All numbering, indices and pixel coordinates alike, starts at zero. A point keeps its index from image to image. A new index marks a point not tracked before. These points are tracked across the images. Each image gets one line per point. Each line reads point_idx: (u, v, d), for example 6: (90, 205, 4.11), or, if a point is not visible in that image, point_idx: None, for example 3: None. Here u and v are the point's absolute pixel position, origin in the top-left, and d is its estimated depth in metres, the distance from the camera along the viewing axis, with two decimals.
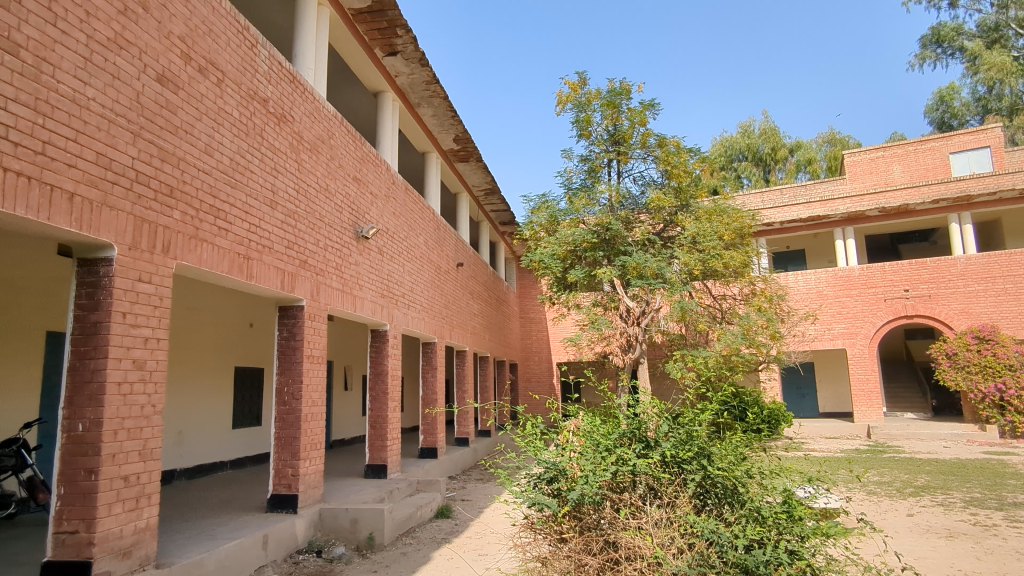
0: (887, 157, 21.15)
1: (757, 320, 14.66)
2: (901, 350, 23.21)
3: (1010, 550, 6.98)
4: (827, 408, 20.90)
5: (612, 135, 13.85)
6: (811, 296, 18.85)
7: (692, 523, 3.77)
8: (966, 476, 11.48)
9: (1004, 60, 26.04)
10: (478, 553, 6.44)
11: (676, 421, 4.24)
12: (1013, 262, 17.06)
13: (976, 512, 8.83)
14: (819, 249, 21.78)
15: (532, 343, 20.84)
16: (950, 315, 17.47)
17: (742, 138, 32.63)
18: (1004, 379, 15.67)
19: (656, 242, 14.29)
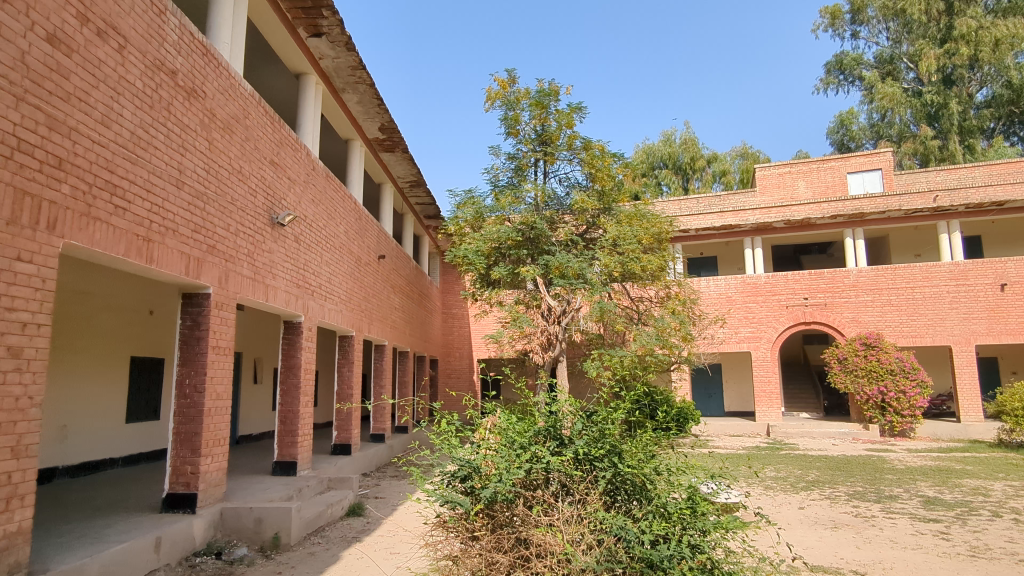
0: (794, 174, 22.62)
1: (670, 322, 15.23)
2: (799, 354, 24.88)
3: (885, 539, 7.62)
4: (732, 407, 22.08)
5: (540, 135, 13.98)
6: (721, 301, 19.86)
7: (602, 520, 3.84)
8: (850, 471, 12.46)
9: (894, 90, 28.42)
10: (389, 552, 6.29)
11: (590, 419, 4.29)
12: (898, 276, 18.61)
13: (858, 504, 9.60)
14: (730, 257, 22.96)
15: (453, 339, 20.74)
16: (842, 322, 18.88)
17: (663, 147, 33.95)
18: (886, 383, 17.14)
19: (578, 243, 14.59)
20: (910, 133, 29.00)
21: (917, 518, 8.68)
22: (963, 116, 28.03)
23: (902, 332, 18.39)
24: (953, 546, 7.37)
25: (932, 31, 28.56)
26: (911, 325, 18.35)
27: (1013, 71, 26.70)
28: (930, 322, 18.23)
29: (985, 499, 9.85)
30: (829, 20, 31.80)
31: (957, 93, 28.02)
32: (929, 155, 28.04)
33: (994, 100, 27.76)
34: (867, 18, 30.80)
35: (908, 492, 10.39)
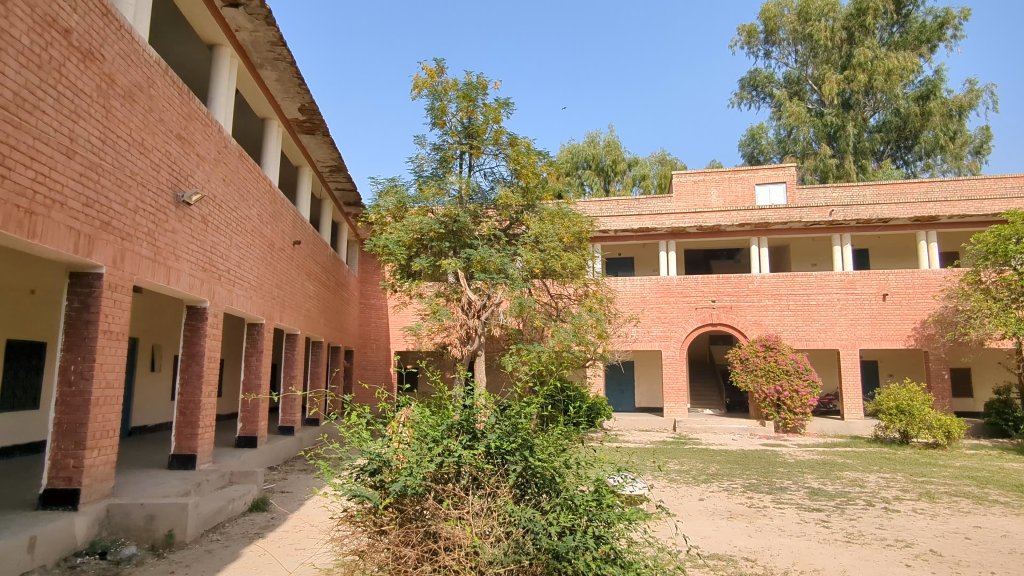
0: (707, 182, 23.77)
1: (587, 319, 15.58)
2: (705, 353, 26.21)
3: (774, 527, 8.18)
4: (642, 402, 22.97)
5: (466, 128, 13.91)
6: (635, 301, 20.59)
7: (511, 512, 3.89)
8: (746, 464, 13.29)
9: (799, 109, 30.44)
10: (293, 548, 6.07)
11: (504, 412, 4.31)
12: (796, 283, 19.97)
13: (752, 495, 10.25)
14: (646, 259, 23.83)
15: (370, 330, 20.31)
16: (745, 325, 20.04)
17: (588, 148, 34.72)
18: (782, 382, 18.37)
19: (501, 238, 14.65)
20: (812, 150, 31.13)
21: (803, 508, 9.38)
22: (858, 138, 30.38)
23: (797, 335, 19.77)
24: (832, 532, 8.02)
25: (834, 57, 30.76)
26: (805, 329, 19.75)
27: (902, 100, 29.23)
28: (822, 327, 19.68)
29: (861, 490, 10.78)
30: (745, 38, 33.59)
31: (853, 116, 30.36)
32: (828, 172, 30.25)
33: (885, 125, 30.20)
34: (779, 39, 32.79)
35: (796, 484, 11.22)
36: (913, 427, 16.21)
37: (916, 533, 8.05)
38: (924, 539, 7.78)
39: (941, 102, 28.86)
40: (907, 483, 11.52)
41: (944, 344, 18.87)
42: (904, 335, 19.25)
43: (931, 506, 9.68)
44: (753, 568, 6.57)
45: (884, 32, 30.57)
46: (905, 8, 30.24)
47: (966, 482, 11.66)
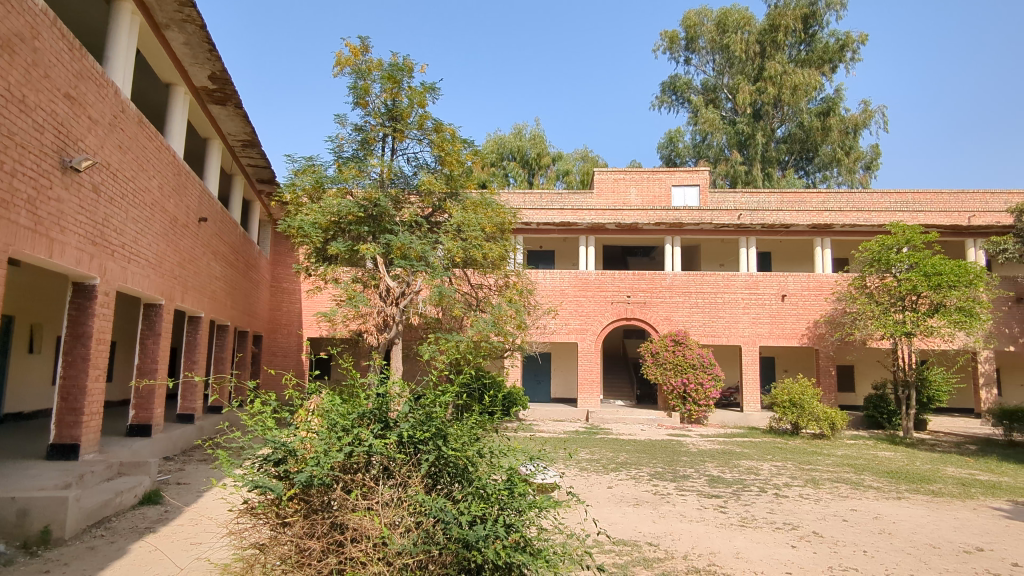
0: (627, 181, 24.50)
1: (507, 310, 15.62)
2: (619, 346, 27.09)
3: (676, 513, 8.58)
4: (557, 393, 23.45)
5: (390, 110, 13.56)
6: (554, 293, 20.93)
7: (421, 502, 3.82)
8: (653, 453, 13.86)
9: (713, 116, 31.92)
10: (188, 542, 5.72)
11: (418, 401, 4.20)
12: (704, 282, 20.98)
13: (657, 483, 10.71)
14: (566, 253, 24.27)
15: (281, 314, 19.47)
16: (657, 320, 20.85)
17: (513, 140, 34.85)
18: (688, 375, 19.25)
19: (422, 226, 14.44)
20: (724, 156, 32.78)
21: (703, 494, 9.90)
22: (766, 147, 32.19)
23: (703, 331, 20.79)
24: (728, 517, 8.51)
25: (747, 68, 32.43)
26: (711, 325, 20.81)
27: (805, 114, 31.23)
28: (727, 324, 20.80)
29: (755, 477, 11.54)
30: (668, 43, 34.77)
31: (763, 126, 32.13)
32: (737, 178, 31.97)
33: (790, 137, 32.19)
34: (698, 47, 34.16)
35: (697, 472, 11.84)
36: (803, 419, 17.49)
37: (801, 516, 8.68)
38: (808, 522, 8.41)
39: (839, 119, 31.01)
40: (796, 471, 12.41)
41: (832, 343, 20.44)
42: (799, 333, 20.66)
43: (815, 491, 10.47)
44: (656, 552, 6.86)
45: (793, 49, 32.51)
46: (812, 28, 32.22)
47: (846, 469, 12.69)
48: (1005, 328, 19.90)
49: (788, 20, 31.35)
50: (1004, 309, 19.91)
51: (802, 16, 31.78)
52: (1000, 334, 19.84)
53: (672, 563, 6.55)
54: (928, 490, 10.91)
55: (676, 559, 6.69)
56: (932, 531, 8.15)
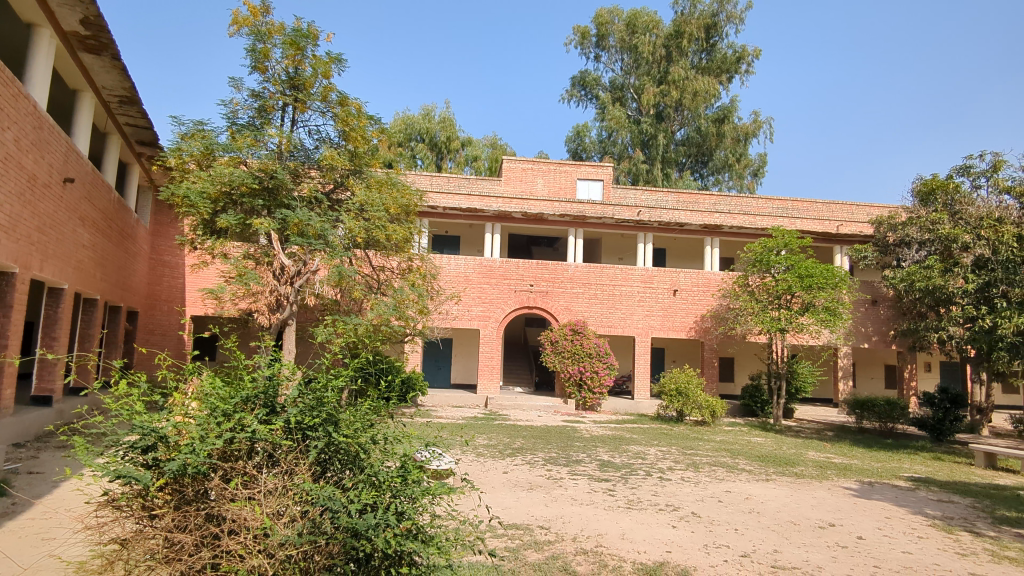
0: (534, 171, 24.80)
1: (409, 294, 15.27)
2: (520, 334, 27.50)
3: (567, 497, 8.83)
4: (457, 379, 23.45)
5: (291, 78, 12.82)
6: (458, 279, 20.83)
7: (307, 491, 3.62)
8: (548, 439, 14.20)
9: (619, 114, 32.95)
10: (37, 539, 5.13)
11: (310, 384, 3.94)
12: (604, 274, 21.67)
13: (551, 468, 10.98)
14: (471, 239, 24.22)
15: (160, 290, 18.01)
16: (557, 309, 21.33)
17: (422, 121, 34.20)
18: (584, 363, 19.86)
19: (322, 203, 13.81)
20: (627, 154, 33.96)
21: (593, 478, 10.27)
22: (666, 149, 33.69)
23: (600, 321, 21.53)
24: (615, 500, 8.88)
25: (653, 71, 33.73)
26: (608, 316, 21.58)
27: (702, 119, 32.94)
28: (623, 315, 21.65)
29: (642, 461, 12.13)
30: (579, 38, 35.42)
31: (664, 128, 33.58)
32: (638, 175, 33.30)
33: (688, 140, 33.86)
34: (608, 45, 35.04)
35: (589, 457, 12.26)
36: (687, 406, 18.60)
37: (682, 498, 9.23)
38: (687, 503, 8.95)
39: (732, 127, 32.96)
40: (678, 455, 13.18)
41: (716, 336, 21.83)
42: (687, 326, 21.88)
43: (695, 474, 11.17)
44: (546, 535, 7.03)
45: (694, 56, 34.14)
46: (712, 38, 33.91)
47: (722, 454, 13.63)
48: (862, 327, 22.16)
49: (692, 28, 32.87)
50: (862, 310, 22.16)
51: (704, 26, 33.39)
52: (857, 332, 22.08)
53: (561, 545, 6.73)
54: (791, 472, 11.95)
55: (566, 541, 6.88)
56: (793, 509, 8.94)
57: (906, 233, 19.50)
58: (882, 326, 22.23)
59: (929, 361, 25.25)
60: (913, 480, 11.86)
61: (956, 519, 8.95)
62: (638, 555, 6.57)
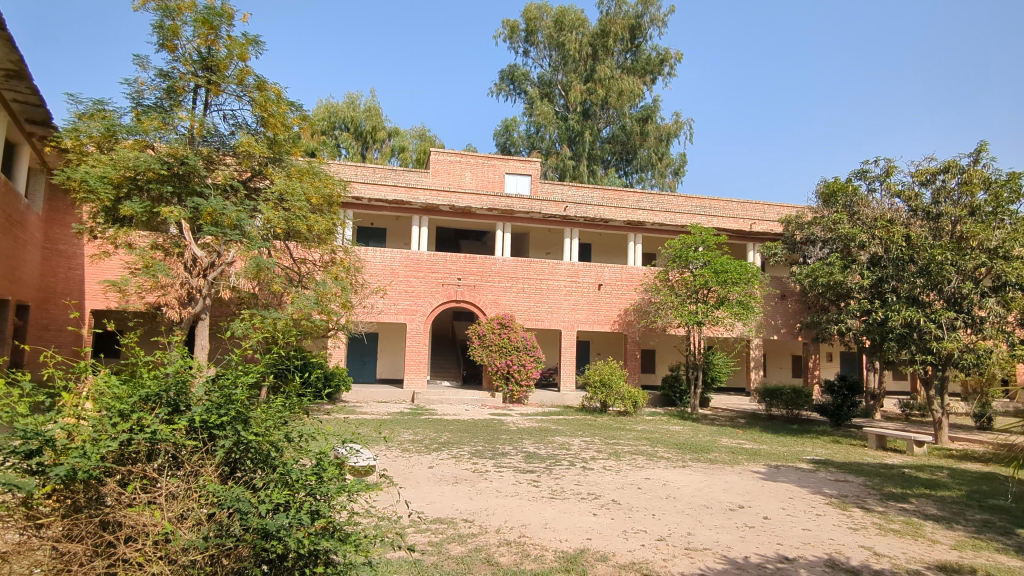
0: (462, 164, 24.68)
1: (332, 288, 14.85)
2: (448, 328, 27.39)
3: (492, 490, 8.88)
4: (383, 373, 23.08)
5: (203, 58, 12.14)
6: (384, 272, 20.44)
7: (214, 493, 3.46)
8: (474, 433, 14.22)
9: (547, 110, 33.30)
10: None
11: (218, 381, 3.76)
12: (531, 268, 21.88)
13: (476, 461, 11.01)
14: (397, 231, 23.85)
15: (55, 282, 16.64)
16: (485, 303, 21.38)
17: (346, 109, 33.28)
18: (512, 357, 20.01)
19: (239, 191, 13.21)
20: (555, 149, 34.42)
21: (518, 470, 10.39)
22: (592, 146, 34.39)
23: (527, 315, 21.76)
24: (539, 490, 9.02)
25: (580, 68, 34.30)
26: (535, 310, 21.85)
27: (627, 118, 33.81)
28: (549, 309, 21.98)
29: (566, 452, 12.38)
30: (508, 32, 35.48)
31: (590, 125, 34.26)
32: (565, 171, 33.81)
33: (613, 138, 34.68)
34: (537, 41, 35.33)
35: (515, 449, 12.37)
36: (610, 397, 19.13)
37: (603, 486, 9.49)
38: (608, 491, 9.22)
39: (655, 127, 34.02)
40: (601, 445, 13.54)
41: (638, 329, 22.55)
42: (611, 320, 22.46)
43: (616, 463, 11.52)
44: (470, 528, 7.05)
45: (620, 56, 34.95)
46: (637, 39, 34.80)
47: (643, 443, 14.12)
48: (771, 320, 23.51)
49: (617, 28, 33.66)
50: (771, 304, 23.51)
51: (629, 26, 34.23)
52: (768, 325, 23.39)
53: (485, 537, 6.77)
54: (706, 458, 12.54)
55: (490, 534, 6.92)
56: (706, 493, 9.39)
57: (811, 232, 20.87)
58: (790, 319, 23.65)
59: (831, 351, 27.14)
60: (814, 462, 12.74)
61: (850, 497, 9.69)
62: (559, 543, 6.71)
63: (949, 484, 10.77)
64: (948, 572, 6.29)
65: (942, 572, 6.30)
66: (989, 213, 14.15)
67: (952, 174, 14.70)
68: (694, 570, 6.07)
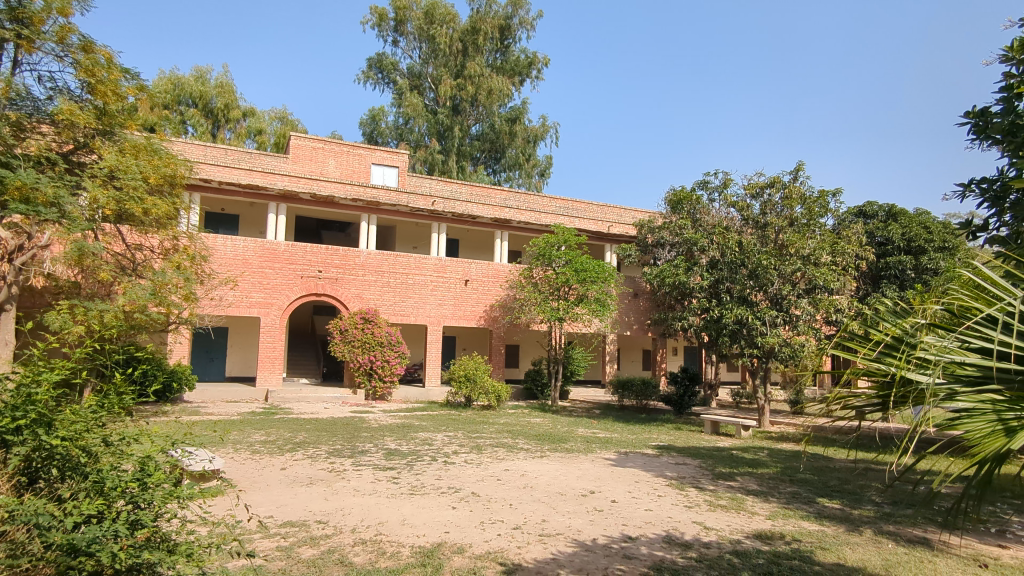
0: (326, 151, 23.64)
1: (173, 278, 13.49)
2: (308, 323, 26.15)
3: (349, 489, 8.60)
4: (233, 372, 21.48)
5: (13, 9, 10.53)
6: (235, 262, 19.00)
7: (7, 508, 3.02)
8: (333, 431, 13.67)
9: (416, 102, 32.83)
10: None
11: (15, 379, 3.31)
12: (397, 262, 21.48)
13: (334, 460, 10.60)
14: (252, 219, 22.32)
15: None
16: (347, 297, 20.63)
17: (194, 83, 30.44)
18: (375, 353, 19.48)
19: (57, 165, 11.61)
20: (423, 143, 34.10)
21: (378, 467, 10.16)
22: (461, 142, 34.51)
23: (392, 310, 21.35)
24: (399, 487, 8.89)
25: (450, 63, 34.26)
26: (400, 305, 21.50)
27: (496, 117, 34.36)
28: (414, 304, 21.72)
29: (428, 448, 12.34)
30: (376, 19, 34.52)
31: (459, 121, 34.36)
32: (434, 165, 33.57)
33: (482, 135, 35.06)
34: (406, 31, 34.74)
35: (375, 446, 12.10)
36: (474, 392, 19.33)
37: (463, 480, 9.57)
38: (468, 484, 9.32)
39: (523, 128, 34.92)
40: (463, 439, 13.66)
41: (503, 325, 23.02)
42: (477, 315, 22.71)
43: (477, 456, 11.69)
44: (324, 530, 6.77)
45: (490, 55, 35.40)
46: (506, 40, 35.44)
47: (504, 435, 14.44)
48: (625, 316, 25.13)
49: (487, 27, 34.00)
50: (625, 302, 25.11)
51: (498, 27, 34.77)
52: (622, 322, 24.97)
53: (339, 538, 6.53)
54: (562, 448, 13.09)
55: (344, 534, 6.69)
56: (561, 481, 9.83)
57: (661, 236, 22.60)
58: (641, 316, 25.43)
59: (676, 345, 29.58)
60: (658, 447, 13.82)
61: (686, 478, 10.64)
62: (417, 539, 6.66)
63: (768, 462, 12.19)
64: (762, 539, 7.11)
65: (758, 539, 7.11)
66: (804, 224, 16.17)
67: (776, 188, 16.57)
68: (546, 554, 6.31)
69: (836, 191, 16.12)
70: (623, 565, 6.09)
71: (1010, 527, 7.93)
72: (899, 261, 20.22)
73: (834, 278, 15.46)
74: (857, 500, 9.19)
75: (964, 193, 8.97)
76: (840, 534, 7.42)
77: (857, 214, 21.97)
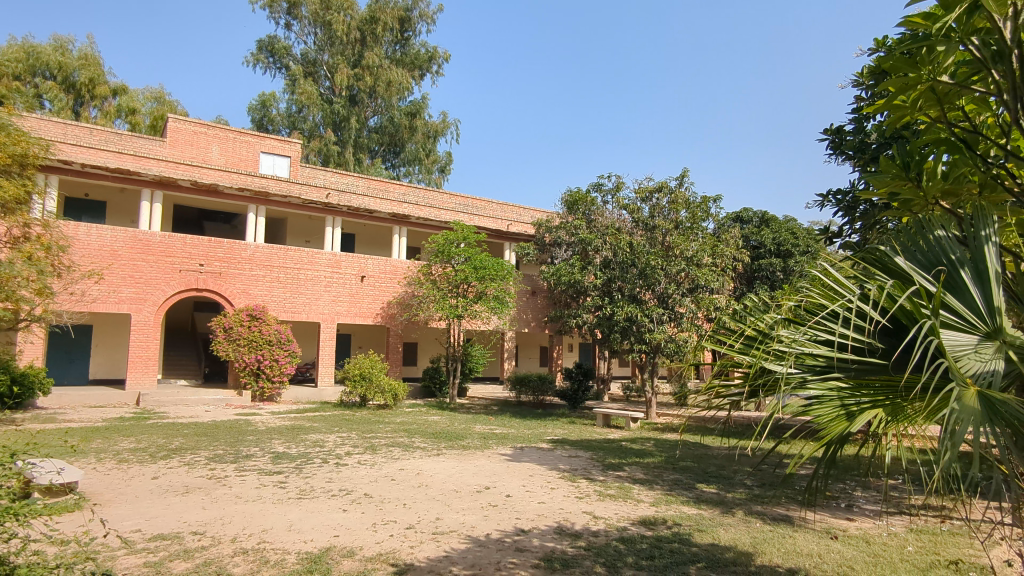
0: (208, 136, 22.10)
1: (23, 270, 11.97)
2: (187, 320, 24.36)
3: (231, 496, 8.09)
4: (97, 374, 19.55)
5: None
6: (101, 253, 17.28)
7: None
8: (214, 436, 12.81)
9: (310, 90, 31.45)
10: None
11: None
12: (287, 256, 20.48)
13: (214, 466, 9.91)
14: (121, 206, 20.40)
15: None
16: (232, 293, 19.39)
17: (52, 53, 27.40)
18: (263, 351, 18.46)
19: None
20: (318, 133, 32.78)
21: (263, 472, 9.63)
22: (358, 133, 33.51)
23: (282, 306, 20.32)
24: (286, 492, 8.48)
25: (347, 51, 33.15)
26: (291, 301, 20.53)
27: (394, 110, 33.69)
28: (306, 301, 20.82)
29: (319, 450, 11.87)
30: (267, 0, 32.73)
31: (357, 113, 33.35)
32: (329, 157, 32.33)
33: (380, 128, 34.24)
34: (300, 15, 33.22)
35: (262, 450, 11.47)
36: (370, 391, 18.84)
37: (356, 481, 9.30)
38: (361, 485, 9.07)
39: (422, 123, 34.53)
40: (356, 440, 13.26)
41: (401, 322, 22.64)
42: (373, 313, 22.16)
43: (371, 457, 11.40)
44: (200, 541, 6.32)
45: (389, 46, 34.62)
46: (405, 32, 34.79)
47: (400, 434, 14.19)
48: (523, 313, 25.54)
49: (387, 17, 33.11)
50: (523, 299, 25.53)
51: (398, 18, 34.01)
52: (520, 319, 25.37)
53: (216, 549, 6.12)
54: (459, 445, 13.07)
55: (223, 544, 6.29)
56: (456, 478, 9.82)
57: (558, 236, 23.19)
58: (538, 313, 25.96)
59: (571, 342, 30.50)
60: (553, 441, 14.19)
61: (578, 470, 11.00)
62: (303, 545, 6.38)
63: (653, 452, 12.87)
64: (646, 525, 7.49)
65: (642, 525, 7.48)
66: (688, 227, 17.17)
67: (664, 193, 17.48)
68: (439, 552, 6.27)
69: (716, 197, 17.29)
70: (514, 558, 6.17)
71: (856, 501, 8.91)
72: (770, 263, 22.07)
73: (713, 278, 16.57)
74: (731, 484, 9.91)
75: (822, 202, 9.94)
76: (715, 516, 7.96)
77: (734, 219, 23.79)
